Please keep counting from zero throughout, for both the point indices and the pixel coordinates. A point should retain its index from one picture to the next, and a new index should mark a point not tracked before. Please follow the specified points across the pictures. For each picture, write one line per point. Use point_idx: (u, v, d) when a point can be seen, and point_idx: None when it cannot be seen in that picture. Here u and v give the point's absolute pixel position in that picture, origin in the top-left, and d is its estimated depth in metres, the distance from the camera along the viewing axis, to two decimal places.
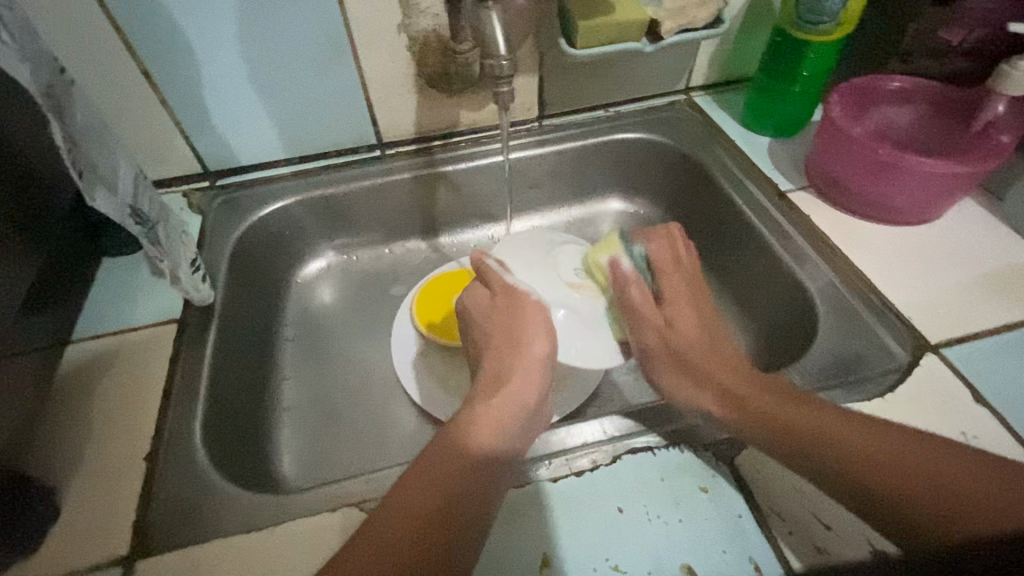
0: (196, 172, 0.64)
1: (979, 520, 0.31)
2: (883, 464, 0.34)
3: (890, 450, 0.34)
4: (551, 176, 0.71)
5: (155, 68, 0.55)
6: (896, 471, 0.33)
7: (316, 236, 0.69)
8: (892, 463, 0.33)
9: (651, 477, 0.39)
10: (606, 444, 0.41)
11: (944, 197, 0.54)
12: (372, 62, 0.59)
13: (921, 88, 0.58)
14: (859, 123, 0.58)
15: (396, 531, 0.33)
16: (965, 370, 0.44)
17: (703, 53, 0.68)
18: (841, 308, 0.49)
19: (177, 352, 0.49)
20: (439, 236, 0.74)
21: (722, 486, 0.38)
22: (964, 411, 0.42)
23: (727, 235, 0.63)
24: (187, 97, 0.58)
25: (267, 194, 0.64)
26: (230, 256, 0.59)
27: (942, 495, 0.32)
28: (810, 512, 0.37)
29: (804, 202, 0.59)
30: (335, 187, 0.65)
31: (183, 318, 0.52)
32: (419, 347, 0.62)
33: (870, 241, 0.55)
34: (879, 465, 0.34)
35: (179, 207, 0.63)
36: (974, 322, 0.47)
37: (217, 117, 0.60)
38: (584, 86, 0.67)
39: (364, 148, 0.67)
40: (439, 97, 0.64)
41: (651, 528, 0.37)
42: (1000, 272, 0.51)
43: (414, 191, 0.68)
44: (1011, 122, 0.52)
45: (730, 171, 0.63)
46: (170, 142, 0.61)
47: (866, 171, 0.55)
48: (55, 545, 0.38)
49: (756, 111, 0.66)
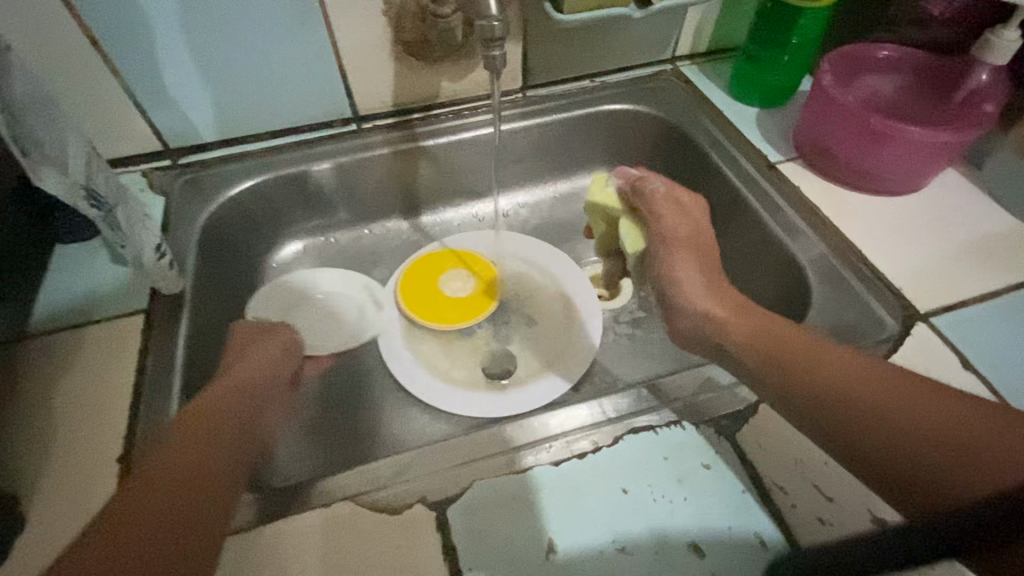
0: (157, 150, 0.60)
1: (974, 479, 0.29)
2: (878, 421, 0.32)
3: (893, 409, 0.32)
4: (535, 150, 0.68)
5: (105, 34, 0.50)
6: (900, 420, 0.31)
7: (290, 217, 0.65)
8: (889, 422, 0.32)
9: (654, 456, 0.38)
10: (607, 424, 0.40)
11: (930, 165, 0.53)
12: (345, 28, 0.55)
13: (907, 57, 0.58)
14: (848, 91, 0.58)
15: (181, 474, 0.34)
16: (954, 338, 0.45)
17: (690, 20, 0.66)
18: (833, 279, 0.49)
19: (145, 344, 0.46)
20: (421, 215, 0.71)
21: (724, 462, 0.38)
22: (955, 377, 0.42)
23: (716, 209, 0.62)
24: (142, 66, 0.53)
25: (235, 173, 0.60)
26: (197, 240, 0.56)
27: (939, 457, 0.30)
28: (813, 485, 0.37)
29: (793, 173, 0.59)
30: (307, 163, 0.61)
31: (149, 308, 0.48)
32: (405, 331, 0.60)
33: (857, 211, 0.55)
34: (872, 420, 0.32)
35: (139, 188, 0.58)
36: (960, 290, 0.48)
37: (177, 88, 0.55)
38: (569, 54, 0.65)
39: (339, 122, 0.63)
40: (418, 66, 0.60)
41: (656, 508, 0.36)
42: (983, 240, 0.52)
43: (393, 167, 0.65)
44: (994, 91, 0.52)
45: (718, 143, 0.62)
46: (125, 116, 0.56)
47: (853, 140, 0.54)
48: (22, 556, 0.36)
49: (744, 81, 0.65)
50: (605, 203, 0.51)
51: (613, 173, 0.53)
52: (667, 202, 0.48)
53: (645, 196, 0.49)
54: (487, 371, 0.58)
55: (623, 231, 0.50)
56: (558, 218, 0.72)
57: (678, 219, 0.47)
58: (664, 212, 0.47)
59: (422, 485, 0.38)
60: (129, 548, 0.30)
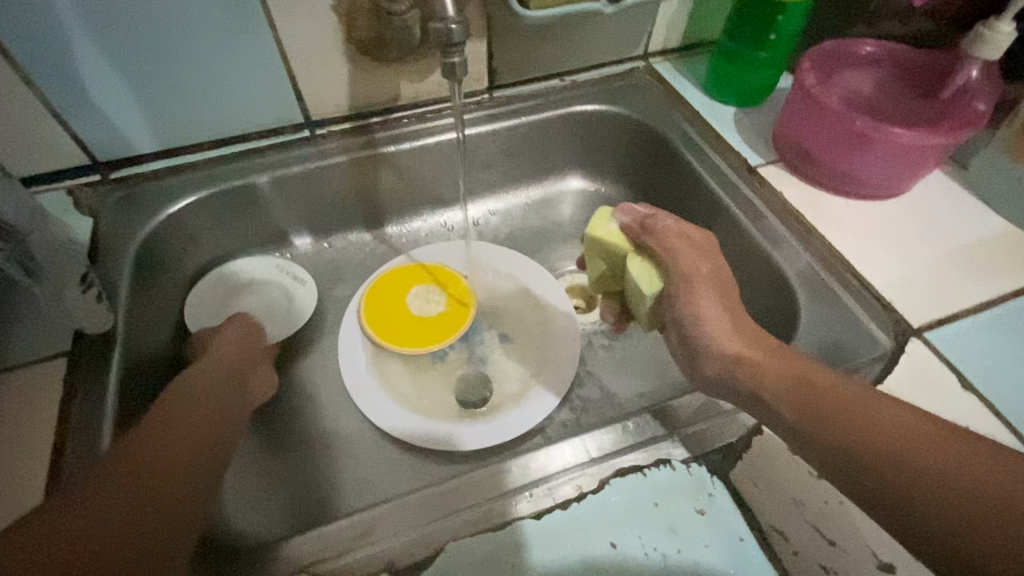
0: (82, 165, 0.53)
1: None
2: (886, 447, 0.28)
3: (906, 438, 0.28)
4: (505, 154, 0.64)
5: (8, 36, 0.43)
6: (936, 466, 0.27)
7: (239, 233, 0.60)
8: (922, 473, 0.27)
9: (644, 504, 0.35)
10: (591, 466, 0.36)
11: (917, 169, 0.51)
12: (291, 26, 0.49)
13: (892, 52, 0.55)
14: (831, 89, 0.55)
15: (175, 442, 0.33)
16: (949, 354, 0.43)
17: (664, 13, 0.62)
18: (821, 293, 0.47)
19: (67, 391, 0.40)
20: (386, 226, 0.66)
21: (719, 505, 0.35)
22: (952, 397, 0.40)
23: (695, 216, 0.60)
24: (57, 72, 0.46)
25: (173, 189, 0.54)
26: (132, 266, 0.50)
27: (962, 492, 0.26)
28: (813, 526, 0.35)
29: (775, 176, 0.56)
30: (257, 175, 0.56)
31: (74, 351, 0.43)
32: (370, 356, 0.56)
33: (843, 217, 0.52)
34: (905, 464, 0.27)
35: (63, 209, 0.52)
36: (952, 300, 0.46)
37: (101, 95, 0.49)
38: (537, 51, 0.60)
39: (289, 128, 0.58)
40: (374, 67, 0.55)
41: (649, 564, 0.34)
42: (971, 245, 0.50)
43: (352, 177, 0.60)
44: (984, 89, 0.50)
45: (698, 146, 0.59)
46: (40, 128, 0.49)
47: (838, 143, 0.52)
48: None
49: (720, 78, 0.62)
50: (611, 243, 0.44)
51: (616, 208, 0.45)
52: (680, 239, 0.41)
53: (656, 235, 0.42)
54: (463, 398, 0.54)
55: (633, 270, 0.42)
56: (530, 226, 0.69)
57: (697, 257, 0.40)
58: (679, 251, 0.40)
59: (391, 543, 0.34)
60: (114, 506, 0.28)
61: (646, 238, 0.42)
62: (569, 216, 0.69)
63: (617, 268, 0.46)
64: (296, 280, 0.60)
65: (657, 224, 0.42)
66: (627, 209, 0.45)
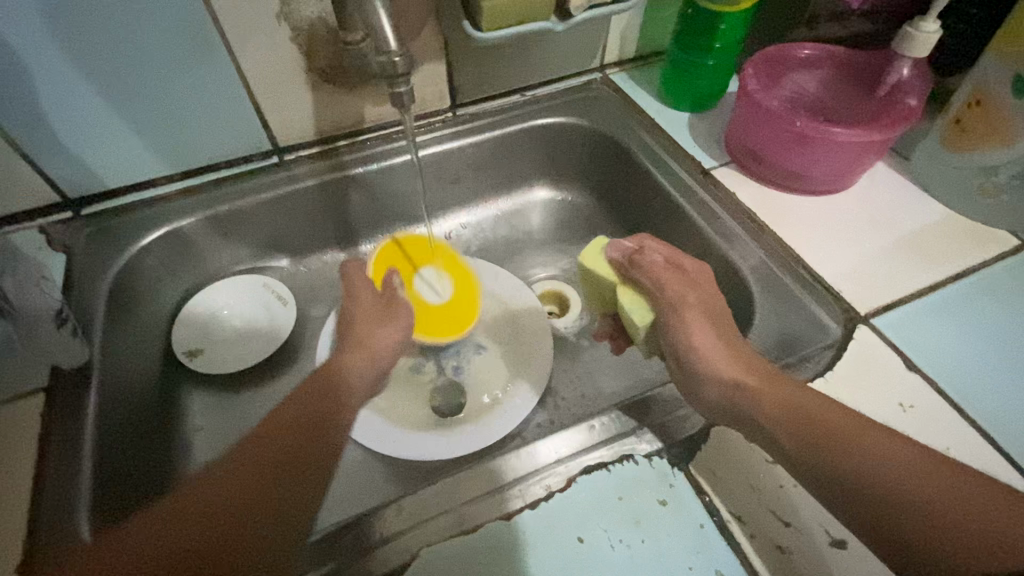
0: (54, 203, 0.54)
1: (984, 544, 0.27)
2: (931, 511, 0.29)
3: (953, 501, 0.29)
4: (472, 169, 0.66)
5: None
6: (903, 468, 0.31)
7: (215, 259, 0.61)
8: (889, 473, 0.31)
9: (608, 498, 0.36)
10: (559, 466, 0.38)
11: (859, 164, 0.54)
12: (250, 57, 0.51)
13: (830, 54, 0.58)
14: (775, 92, 0.58)
15: (272, 444, 0.37)
16: (895, 338, 0.45)
17: (616, 28, 0.65)
18: (775, 287, 0.49)
19: (45, 427, 0.41)
20: (360, 245, 0.68)
21: (680, 494, 0.37)
22: (898, 378, 0.42)
23: (657, 218, 0.62)
24: (23, 115, 0.47)
25: (145, 221, 0.55)
26: (107, 299, 0.51)
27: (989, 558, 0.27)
28: (769, 510, 0.36)
29: (729, 177, 0.59)
30: (228, 204, 0.57)
31: (50, 386, 0.43)
32: None
33: (795, 213, 0.55)
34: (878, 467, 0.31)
35: (37, 247, 0.53)
36: (896, 287, 0.48)
37: (69, 135, 0.50)
38: (496, 69, 0.63)
39: (258, 156, 0.59)
40: (337, 92, 0.57)
41: (613, 555, 0.34)
42: (914, 233, 0.53)
43: (323, 199, 0.61)
44: (916, 85, 0.53)
45: (655, 152, 0.61)
46: (9, 169, 0.50)
47: (783, 144, 0.54)
48: None
49: (673, 86, 0.64)
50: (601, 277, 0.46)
51: (610, 241, 0.48)
52: (667, 271, 0.44)
53: (643, 269, 0.44)
54: (441, 408, 0.56)
55: (625, 303, 0.45)
56: (501, 236, 0.70)
57: (683, 286, 0.43)
58: (666, 281, 0.43)
59: (369, 555, 0.35)
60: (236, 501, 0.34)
61: (633, 271, 0.45)
62: (539, 225, 0.71)
63: (608, 298, 0.49)
64: (278, 298, 0.62)
65: (643, 258, 0.45)
66: (615, 246, 0.47)
